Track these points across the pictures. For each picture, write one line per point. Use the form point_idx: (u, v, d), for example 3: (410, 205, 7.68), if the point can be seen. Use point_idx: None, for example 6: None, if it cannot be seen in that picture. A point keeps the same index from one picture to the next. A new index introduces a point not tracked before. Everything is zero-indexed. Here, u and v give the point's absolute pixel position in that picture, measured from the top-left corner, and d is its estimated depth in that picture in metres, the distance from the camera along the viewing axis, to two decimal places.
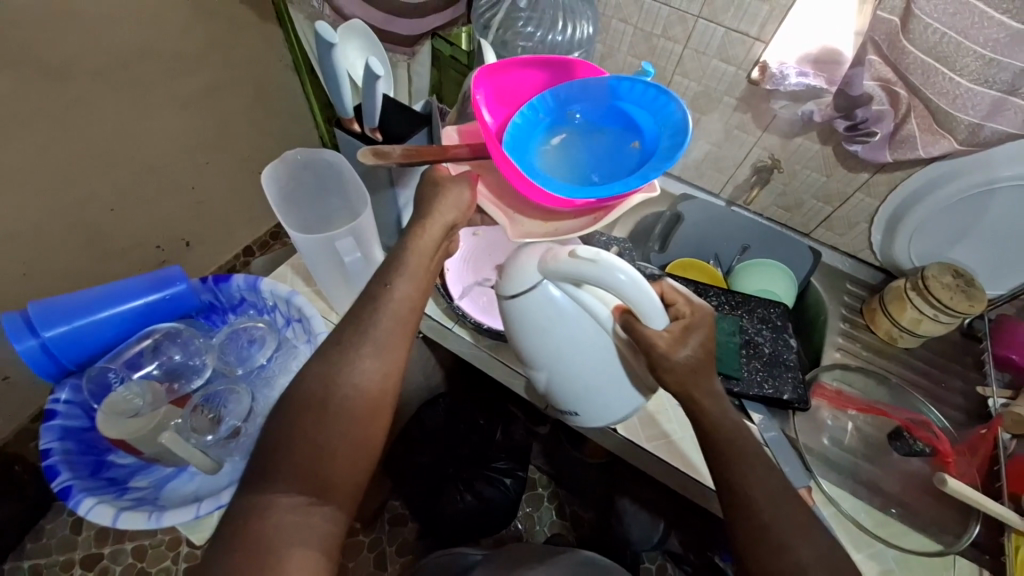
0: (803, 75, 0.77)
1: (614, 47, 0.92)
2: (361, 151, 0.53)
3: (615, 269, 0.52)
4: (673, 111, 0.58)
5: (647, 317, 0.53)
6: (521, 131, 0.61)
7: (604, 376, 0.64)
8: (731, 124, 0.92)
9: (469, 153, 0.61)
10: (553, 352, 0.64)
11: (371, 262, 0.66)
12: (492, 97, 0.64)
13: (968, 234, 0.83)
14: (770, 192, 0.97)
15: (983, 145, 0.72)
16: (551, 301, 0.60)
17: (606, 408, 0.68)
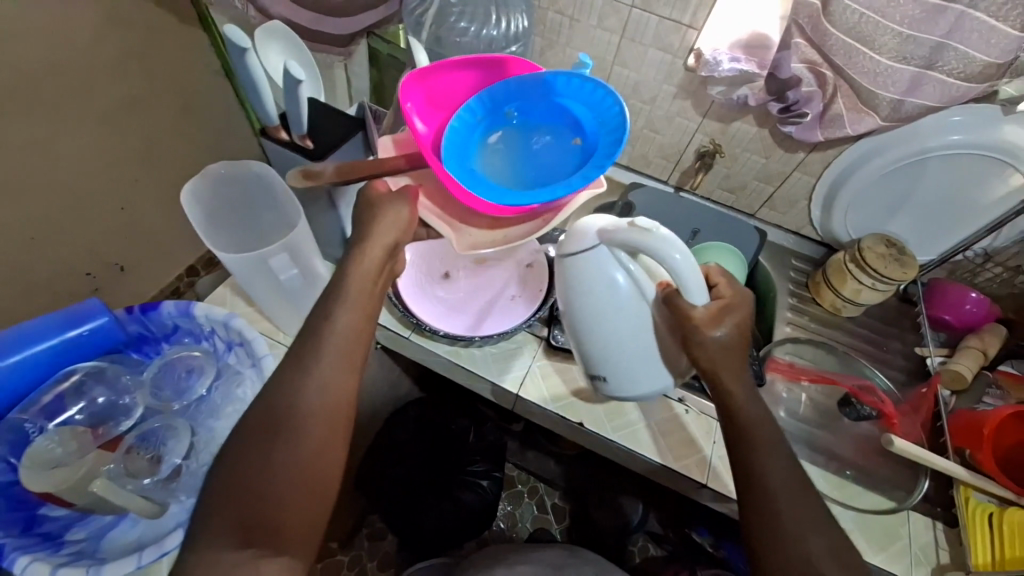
0: (735, 61, 0.77)
1: (552, 40, 0.91)
2: (291, 175, 0.56)
3: (675, 248, 0.54)
4: (611, 106, 0.57)
5: (693, 296, 0.55)
6: (459, 136, 0.60)
7: (641, 349, 0.63)
8: (673, 111, 0.93)
9: (407, 164, 0.59)
10: (594, 317, 0.63)
11: (309, 277, 0.63)
12: (424, 103, 0.62)
13: (897, 203, 0.88)
14: (714, 176, 0.99)
15: (906, 119, 0.76)
16: (606, 268, 0.60)
17: (634, 380, 0.66)
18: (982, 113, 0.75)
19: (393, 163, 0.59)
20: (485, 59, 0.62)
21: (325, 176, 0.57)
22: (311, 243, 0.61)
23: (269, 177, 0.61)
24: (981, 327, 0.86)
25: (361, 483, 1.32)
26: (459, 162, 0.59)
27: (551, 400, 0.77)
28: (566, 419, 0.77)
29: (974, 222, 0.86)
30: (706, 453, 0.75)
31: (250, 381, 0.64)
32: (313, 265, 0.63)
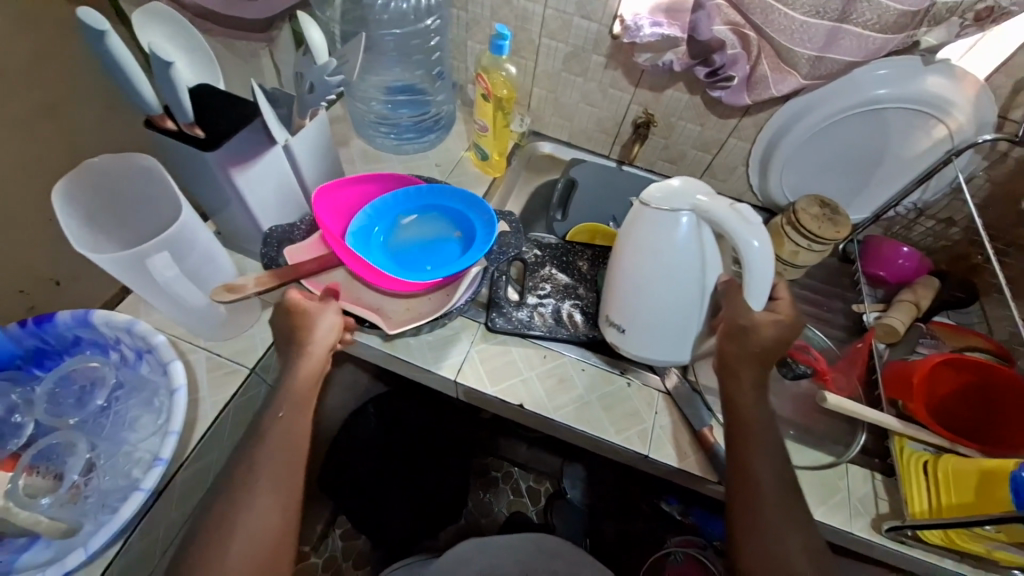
0: (657, 25, 0.77)
1: (474, 14, 0.88)
2: (212, 291, 0.60)
3: (758, 240, 0.58)
4: (478, 208, 0.78)
5: (753, 295, 0.62)
6: (361, 238, 0.74)
7: (678, 309, 0.69)
8: (606, 82, 0.91)
9: (319, 266, 0.69)
10: (648, 272, 0.67)
11: (193, 277, 0.62)
12: (330, 211, 0.74)
13: (831, 165, 0.88)
14: (653, 147, 0.98)
15: (826, 76, 0.76)
16: (681, 232, 0.64)
17: (657, 341, 0.73)
18: (906, 66, 0.75)
19: (307, 266, 0.68)
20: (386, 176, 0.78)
21: (247, 289, 0.62)
22: (207, 235, 0.62)
23: (152, 169, 0.58)
24: (913, 280, 0.87)
25: (326, 486, 1.29)
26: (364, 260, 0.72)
27: (490, 384, 0.76)
28: (506, 401, 0.75)
29: (901, 180, 0.87)
30: (648, 423, 0.75)
31: (160, 389, 0.63)
32: (197, 258, 0.61)
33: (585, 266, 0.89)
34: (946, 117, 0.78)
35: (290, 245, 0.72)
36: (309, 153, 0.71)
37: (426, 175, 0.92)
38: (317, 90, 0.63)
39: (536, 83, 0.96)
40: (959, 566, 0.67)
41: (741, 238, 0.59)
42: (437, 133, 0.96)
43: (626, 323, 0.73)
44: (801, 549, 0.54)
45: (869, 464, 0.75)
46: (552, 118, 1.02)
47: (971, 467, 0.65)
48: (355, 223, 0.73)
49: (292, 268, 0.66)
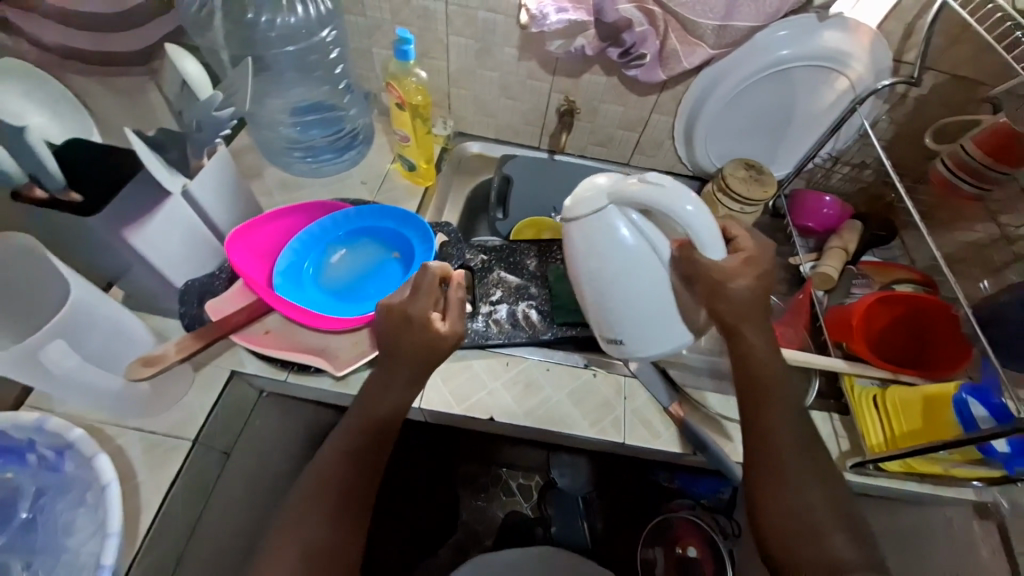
0: (562, 11, 0.75)
1: (375, 18, 0.84)
2: (130, 366, 0.58)
3: (691, 203, 0.56)
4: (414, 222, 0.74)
5: (708, 247, 0.57)
6: (292, 276, 0.69)
7: (655, 303, 0.65)
8: (522, 74, 0.89)
9: (247, 317, 0.66)
10: (603, 276, 0.65)
11: (99, 355, 0.57)
12: (249, 254, 0.67)
13: (751, 128, 0.91)
14: (580, 133, 0.98)
15: (732, 43, 0.77)
16: (612, 226, 0.62)
17: (656, 337, 0.68)
18: (803, 24, 0.77)
19: (235, 319, 0.65)
20: (311, 204, 0.74)
21: (167, 359, 0.59)
22: (108, 304, 0.56)
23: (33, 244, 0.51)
24: (839, 227, 0.91)
25: None
26: (297, 299, 0.68)
27: (457, 404, 0.73)
28: (476, 418, 0.73)
29: (816, 133, 0.90)
30: (620, 411, 0.75)
31: (90, 488, 0.56)
32: (101, 335, 0.56)
33: (532, 264, 0.88)
34: (847, 68, 0.81)
35: (211, 298, 0.67)
36: (214, 196, 0.65)
37: (352, 196, 0.87)
38: (206, 129, 0.57)
39: (452, 83, 0.93)
40: (919, 487, 0.72)
41: (672, 206, 0.56)
42: (357, 149, 0.90)
43: (618, 333, 0.69)
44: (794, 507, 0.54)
45: (828, 407, 0.78)
46: (475, 116, 0.99)
47: (915, 395, 0.69)
48: (280, 264, 0.68)
49: (216, 324, 0.63)
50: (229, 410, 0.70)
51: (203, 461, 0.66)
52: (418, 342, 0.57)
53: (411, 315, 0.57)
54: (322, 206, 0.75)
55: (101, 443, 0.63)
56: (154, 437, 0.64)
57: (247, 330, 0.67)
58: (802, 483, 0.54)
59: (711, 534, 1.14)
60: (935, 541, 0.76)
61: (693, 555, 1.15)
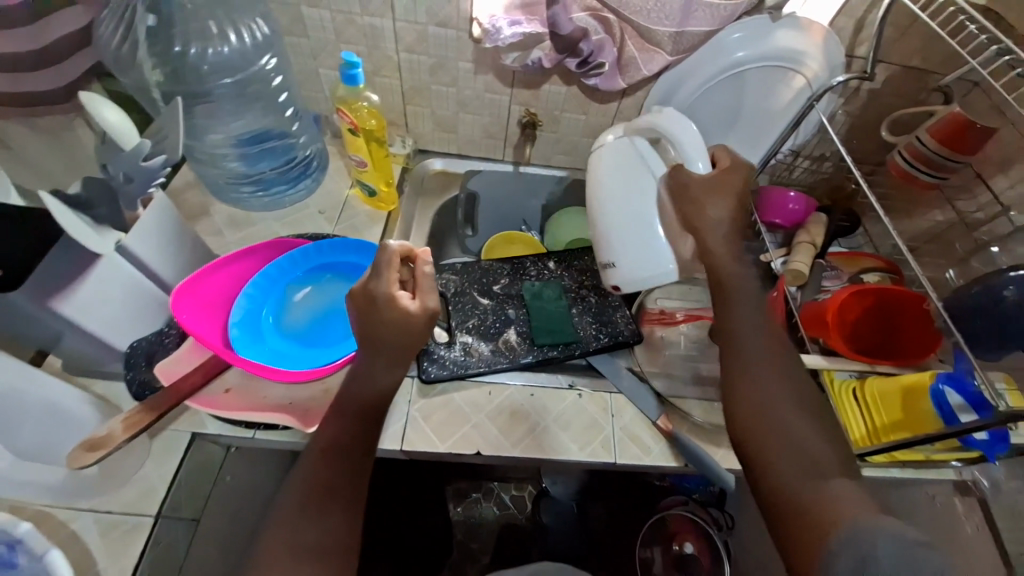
0: (516, 24, 0.73)
1: (318, 39, 0.80)
2: (70, 455, 0.53)
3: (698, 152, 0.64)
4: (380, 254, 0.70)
5: (694, 157, 0.64)
6: (250, 327, 0.64)
7: (639, 223, 0.68)
8: (480, 88, 0.86)
9: (205, 377, 0.60)
10: (604, 194, 0.72)
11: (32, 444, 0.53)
12: (198, 308, 0.62)
13: (712, 129, 0.90)
14: (544, 144, 0.95)
15: (688, 48, 0.77)
16: (622, 151, 0.72)
17: (641, 260, 0.69)
18: (758, 25, 0.77)
19: (188, 383, 0.60)
20: (266, 244, 0.68)
21: (114, 441, 0.55)
22: (38, 385, 0.54)
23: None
24: (805, 221, 0.92)
25: None
26: (256, 353, 0.63)
27: (440, 442, 0.70)
28: (462, 454, 0.70)
29: (776, 132, 0.90)
30: (608, 430, 0.74)
31: None
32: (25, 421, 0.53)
33: (505, 284, 0.85)
34: (803, 67, 0.81)
35: (158, 361, 0.62)
36: (150, 248, 0.59)
37: (310, 228, 0.82)
38: (136, 180, 0.53)
39: (407, 101, 0.89)
40: (903, 473, 0.73)
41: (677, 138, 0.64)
42: (312, 177, 0.86)
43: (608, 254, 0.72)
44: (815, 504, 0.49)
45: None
46: (434, 132, 0.95)
47: (893, 386, 0.70)
48: (235, 314, 0.63)
49: (168, 393, 0.58)
50: (193, 476, 0.64)
51: (169, 536, 0.61)
52: (387, 321, 0.55)
53: (375, 294, 0.56)
54: (278, 245, 0.69)
55: (52, 530, 0.57)
56: (110, 517, 0.58)
57: (206, 392, 0.62)
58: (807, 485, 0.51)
59: (707, 528, 1.14)
60: None
61: (690, 551, 1.14)
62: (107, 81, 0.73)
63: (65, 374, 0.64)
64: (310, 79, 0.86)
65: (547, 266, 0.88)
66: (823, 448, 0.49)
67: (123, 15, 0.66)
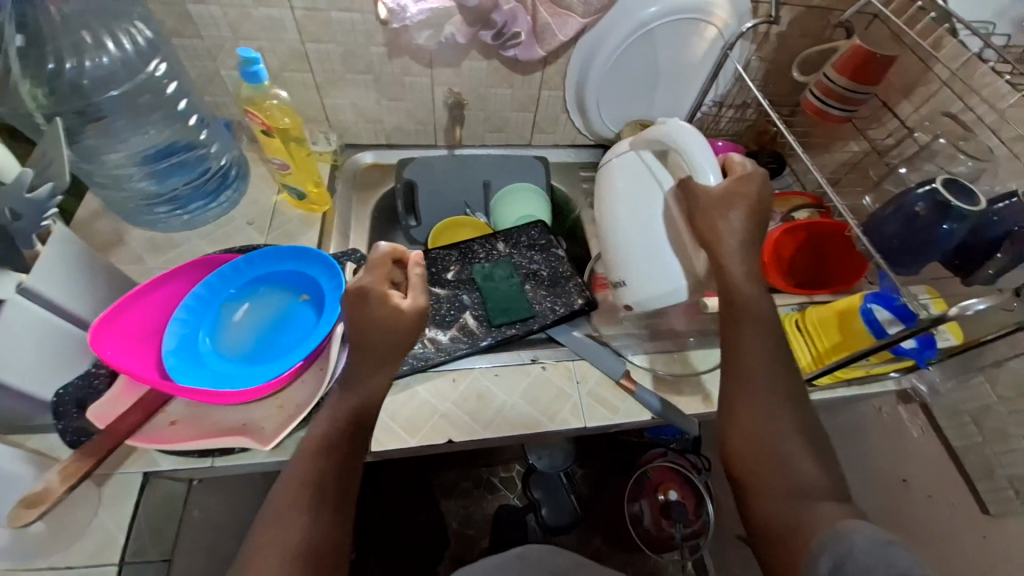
0: (421, 0, 0.71)
1: (213, 37, 0.74)
2: (10, 515, 0.50)
3: (707, 160, 0.58)
4: (316, 258, 0.67)
5: (703, 168, 0.58)
6: (187, 354, 0.61)
7: (648, 240, 0.65)
8: (399, 73, 0.83)
9: (144, 413, 0.57)
10: (610, 213, 0.69)
11: None
12: (123, 343, 0.57)
13: (637, 89, 0.91)
14: (475, 123, 0.94)
15: (598, 10, 0.76)
16: (628, 165, 0.68)
17: (651, 278, 0.66)
18: None
19: (127, 423, 0.56)
20: (190, 264, 0.64)
21: (55, 494, 0.52)
22: None
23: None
24: None
25: None
26: (199, 379, 0.59)
27: (411, 436, 0.69)
28: (435, 445, 0.70)
29: (697, 84, 0.92)
30: (576, 396, 0.75)
31: None
32: None
33: (456, 271, 0.84)
34: (711, 17, 0.82)
35: (89, 404, 0.58)
36: (59, 284, 0.55)
37: (241, 241, 0.78)
38: (25, 215, 0.49)
39: (325, 95, 0.85)
40: (849, 391, 0.79)
41: (680, 144, 0.59)
42: (233, 187, 0.81)
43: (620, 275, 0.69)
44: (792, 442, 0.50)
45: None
46: (359, 124, 0.91)
47: (830, 312, 0.75)
48: (168, 344, 0.60)
49: (106, 436, 0.55)
50: (156, 516, 0.61)
51: None
52: (376, 320, 0.53)
53: (367, 291, 0.54)
54: (204, 263, 0.65)
55: None
56: (71, 573, 0.55)
57: (149, 427, 0.58)
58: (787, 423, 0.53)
59: (688, 474, 1.19)
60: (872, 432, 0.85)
61: (674, 498, 1.18)
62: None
63: None
64: (212, 82, 0.81)
65: (496, 247, 0.87)
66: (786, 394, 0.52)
67: None
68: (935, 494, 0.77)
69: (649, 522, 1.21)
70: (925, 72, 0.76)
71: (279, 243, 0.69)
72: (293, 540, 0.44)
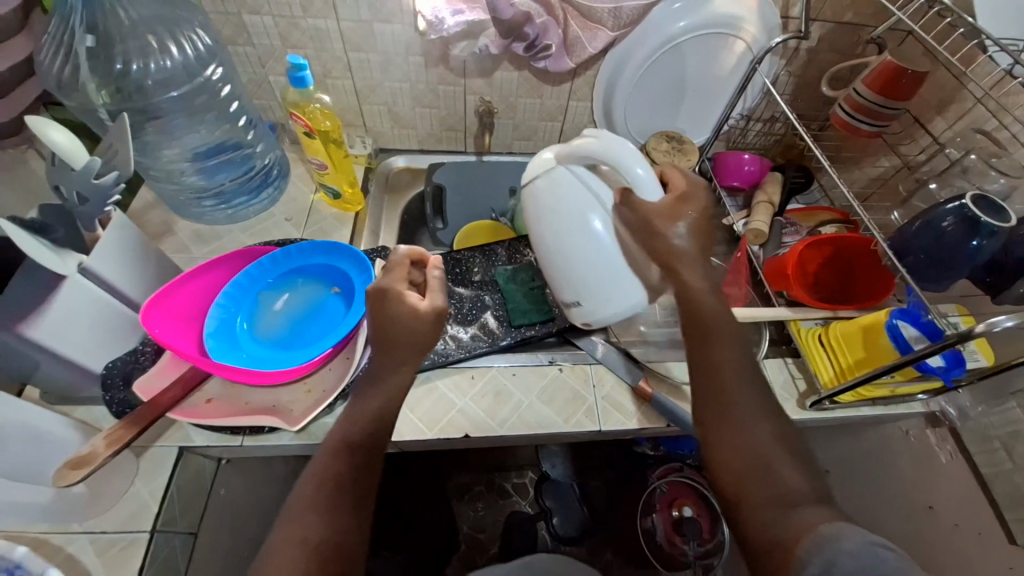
0: (458, 13, 0.75)
1: (265, 46, 0.80)
2: (55, 473, 0.53)
3: (643, 171, 0.60)
4: (349, 253, 0.70)
5: (646, 186, 0.60)
6: (225, 336, 0.65)
7: (603, 257, 0.66)
8: (434, 81, 0.87)
9: (183, 389, 0.61)
10: (555, 234, 0.68)
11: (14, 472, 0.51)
12: (169, 322, 0.62)
13: (664, 101, 0.92)
14: (504, 131, 0.97)
15: (631, 22, 0.79)
16: (562, 181, 0.67)
17: (611, 296, 0.68)
18: None
19: (168, 396, 0.60)
20: (233, 253, 0.68)
21: (99, 457, 0.55)
22: (17, 409, 0.52)
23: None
24: (762, 180, 0.94)
25: None
26: (234, 360, 0.63)
27: (429, 430, 0.71)
28: (451, 439, 0.71)
29: (723, 98, 0.93)
30: (591, 400, 0.76)
31: None
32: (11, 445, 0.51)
33: (480, 272, 0.87)
34: (740, 32, 0.84)
35: (135, 378, 0.62)
36: (116, 264, 0.60)
37: (278, 235, 0.82)
38: (90, 199, 0.54)
39: (364, 101, 0.90)
40: (874, 410, 0.77)
41: (618, 162, 0.61)
42: (274, 185, 0.86)
43: (579, 295, 0.70)
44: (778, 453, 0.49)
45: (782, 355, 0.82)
46: (394, 129, 0.96)
47: (854, 327, 0.73)
48: (208, 326, 0.64)
49: (149, 406, 0.59)
50: (186, 491, 0.65)
51: (168, 551, 0.61)
52: (399, 317, 0.56)
53: (388, 290, 0.57)
54: (246, 254, 0.70)
55: (49, 556, 0.57)
56: (105, 537, 0.59)
57: (187, 404, 0.62)
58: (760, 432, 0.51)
59: (702, 491, 1.19)
60: (896, 455, 0.83)
61: (688, 514, 1.18)
62: (54, 109, 0.73)
63: (44, 402, 0.64)
64: (261, 87, 0.87)
65: (519, 250, 0.89)
66: (764, 408, 0.52)
67: (62, 38, 0.65)
68: (964, 524, 0.74)
69: (661, 537, 1.20)
70: (960, 89, 0.75)
71: (314, 238, 0.73)
72: (316, 516, 0.47)
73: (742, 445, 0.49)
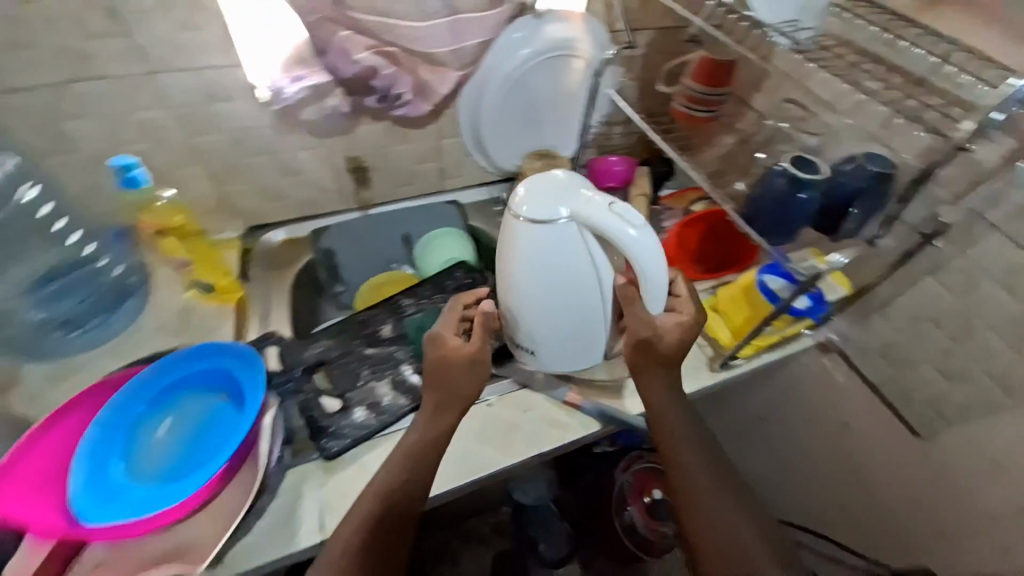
0: (299, 80, 0.74)
1: (90, 150, 0.73)
2: None
3: (660, 294, 0.64)
4: (226, 352, 0.65)
5: (654, 299, 0.64)
6: (99, 488, 0.56)
7: (577, 324, 0.70)
8: (294, 149, 0.84)
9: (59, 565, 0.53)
10: (546, 289, 0.66)
11: None
12: (20, 495, 0.53)
13: (526, 124, 0.97)
14: (383, 181, 0.95)
15: (471, 59, 0.84)
16: (574, 245, 0.63)
17: (570, 355, 0.74)
18: (526, 25, 0.84)
19: None
20: (88, 390, 0.60)
21: None
22: None
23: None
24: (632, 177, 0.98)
25: None
26: (114, 512, 0.55)
27: None
28: None
29: (578, 111, 0.99)
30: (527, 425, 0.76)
31: None
32: None
33: (390, 328, 0.80)
34: (576, 51, 0.90)
35: None
36: None
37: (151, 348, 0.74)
38: None
39: (222, 184, 0.84)
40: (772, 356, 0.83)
41: (643, 272, 0.62)
42: (134, 296, 0.77)
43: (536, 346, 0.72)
44: (755, 539, 0.59)
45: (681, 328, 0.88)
46: (264, 207, 0.89)
47: (736, 289, 0.81)
48: (72, 484, 0.55)
49: None
50: None
51: None
52: (450, 361, 0.63)
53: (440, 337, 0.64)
54: (104, 386, 0.62)
55: None
56: None
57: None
58: (730, 515, 0.60)
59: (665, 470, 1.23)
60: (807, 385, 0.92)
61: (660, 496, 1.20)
62: None
63: None
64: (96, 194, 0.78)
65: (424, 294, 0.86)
66: (725, 498, 0.61)
67: None
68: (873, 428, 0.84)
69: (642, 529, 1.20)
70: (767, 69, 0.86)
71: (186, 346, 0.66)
72: None
73: (712, 536, 0.59)
